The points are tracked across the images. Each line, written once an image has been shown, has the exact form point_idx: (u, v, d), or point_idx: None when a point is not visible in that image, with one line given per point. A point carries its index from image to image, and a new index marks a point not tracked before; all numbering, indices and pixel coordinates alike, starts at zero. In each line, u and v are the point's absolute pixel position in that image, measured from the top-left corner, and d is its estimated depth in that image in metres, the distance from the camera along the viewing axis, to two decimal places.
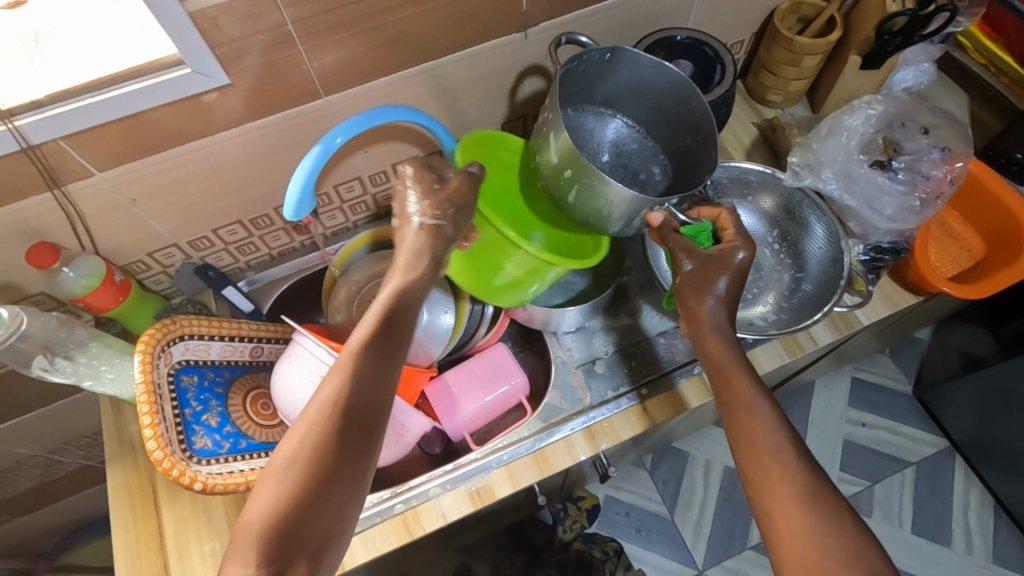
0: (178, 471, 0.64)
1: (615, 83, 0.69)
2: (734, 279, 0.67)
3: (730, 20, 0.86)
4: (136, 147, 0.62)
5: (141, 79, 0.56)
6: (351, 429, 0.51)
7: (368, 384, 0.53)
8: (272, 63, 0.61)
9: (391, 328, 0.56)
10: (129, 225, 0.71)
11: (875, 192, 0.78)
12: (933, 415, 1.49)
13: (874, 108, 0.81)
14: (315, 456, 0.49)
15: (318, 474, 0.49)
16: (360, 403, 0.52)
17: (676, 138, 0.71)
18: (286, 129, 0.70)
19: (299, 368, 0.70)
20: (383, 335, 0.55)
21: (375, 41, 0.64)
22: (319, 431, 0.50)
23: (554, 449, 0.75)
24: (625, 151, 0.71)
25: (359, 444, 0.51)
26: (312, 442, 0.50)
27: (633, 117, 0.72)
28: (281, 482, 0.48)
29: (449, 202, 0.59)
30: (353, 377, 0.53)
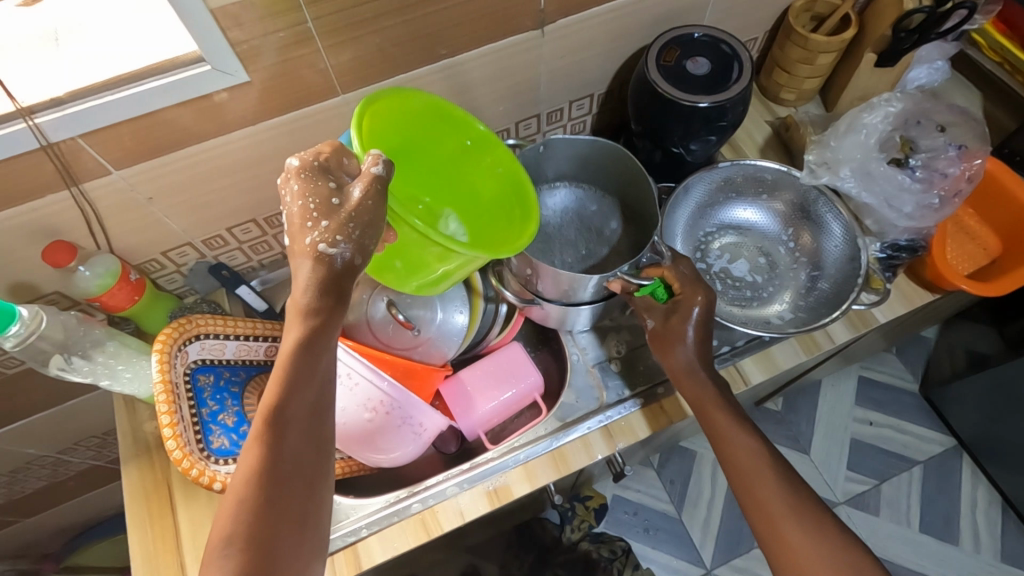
0: (197, 470, 0.63)
1: (553, 164, 0.81)
2: (700, 326, 0.68)
3: (744, 18, 0.86)
4: (154, 145, 0.62)
5: (161, 76, 0.56)
6: (289, 479, 0.48)
7: (296, 435, 0.49)
8: (291, 61, 0.61)
9: (312, 363, 0.50)
10: (145, 224, 0.71)
11: (893, 189, 0.78)
12: (940, 414, 1.49)
13: (893, 106, 0.81)
14: (259, 517, 0.46)
15: (267, 535, 0.46)
16: (295, 450, 0.49)
17: (625, 193, 0.81)
18: (303, 127, 0.69)
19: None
20: (303, 371, 0.49)
21: (394, 39, 0.64)
22: (251, 504, 0.46)
23: (570, 448, 0.74)
24: (585, 214, 0.83)
25: (299, 492, 0.49)
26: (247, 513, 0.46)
27: (581, 183, 0.84)
28: (226, 558, 0.44)
29: (354, 212, 0.50)
30: (274, 433, 0.48)
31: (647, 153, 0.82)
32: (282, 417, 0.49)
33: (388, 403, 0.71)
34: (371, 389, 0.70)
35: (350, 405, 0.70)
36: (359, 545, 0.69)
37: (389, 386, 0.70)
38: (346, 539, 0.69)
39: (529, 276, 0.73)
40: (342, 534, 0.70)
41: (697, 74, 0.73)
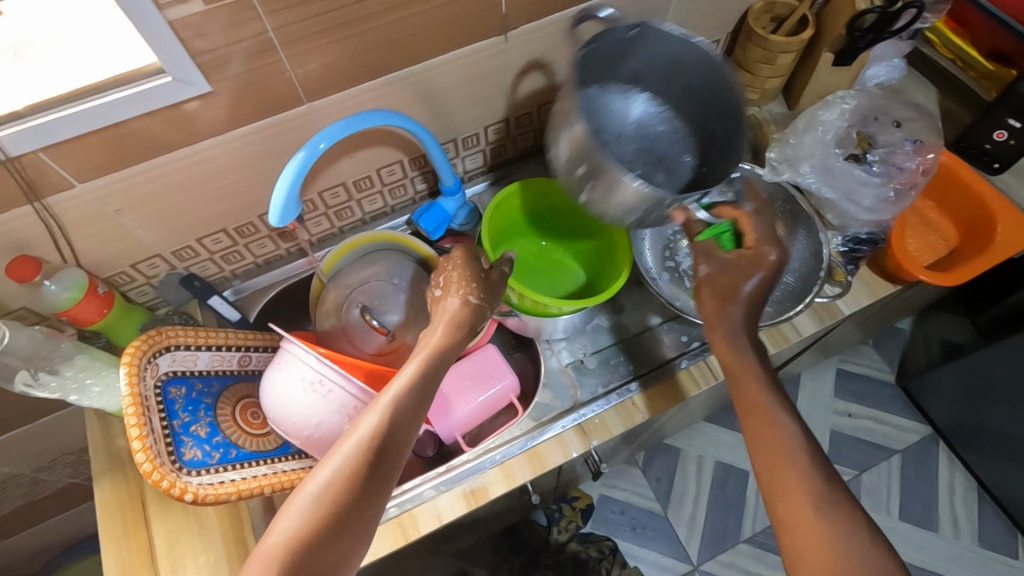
0: (168, 482, 0.62)
1: (639, 60, 0.70)
2: (760, 285, 0.67)
3: (706, 20, 0.88)
4: (119, 157, 0.62)
5: (122, 88, 0.56)
6: (380, 471, 0.55)
7: (399, 433, 0.57)
8: (256, 70, 0.61)
9: (428, 378, 0.60)
10: (114, 236, 0.70)
11: (853, 184, 0.79)
12: (917, 403, 1.52)
13: (848, 103, 0.83)
14: (346, 490, 0.53)
15: (343, 508, 0.52)
16: (393, 441, 0.56)
17: (704, 123, 0.73)
18: (270, 137, 0.70)
19: (287, 375, 0.70)
20: (421, 380, 0.60)
21: (358, 47, 0.65)
22: (346, 476, 0.53)
23: (547, 447, 0.75)
24: (651, 133, 0.76)
25: (379, 485, 0.55)
26: (337, 484, 0.53)
27: (663, 96, 0.75)
28: (308, 510, 0.51)
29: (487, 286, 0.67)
30: (382, 427, 0.56)
31: None
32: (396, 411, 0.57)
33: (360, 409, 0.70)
34: (344, 396, 0.69)
35: (325, 412, 0.69)
36: None
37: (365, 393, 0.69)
38: None
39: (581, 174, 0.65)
40: None
41: None
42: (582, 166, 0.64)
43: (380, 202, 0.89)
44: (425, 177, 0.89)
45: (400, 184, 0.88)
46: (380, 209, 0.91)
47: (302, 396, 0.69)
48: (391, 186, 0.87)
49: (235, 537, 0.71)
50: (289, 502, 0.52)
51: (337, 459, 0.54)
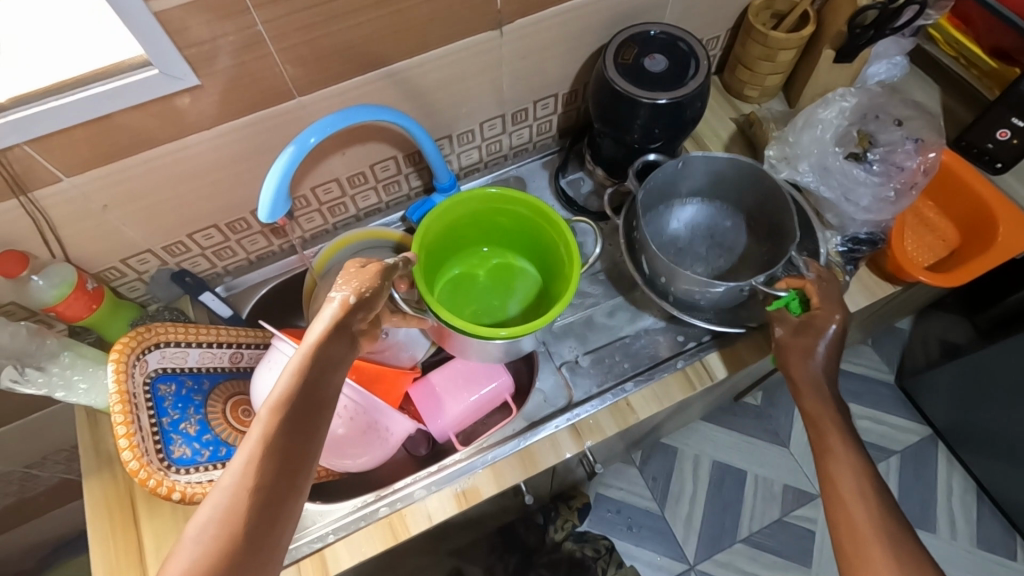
0: (154, 481, 0.62)
1: (690, 179, 0.82)
2: (835, 342, 0.68)
3: (705, 16, 0.87)
4: (105, 151, 0.61)
5: (108, 81, 0.55)
6: (277, 489, 0.48)
7: (289, 446, 0.49)
8: (244, 64, 0.60)
9: (318, 379, 0.54)
10: (102, 231, 0.70)
11: (851, 183, 0.79)
12: (915, 403, 1.51)
13: (848, 101, 0.83)
14: (235, 519, 0.45)
15: (236, 539, 0.45)
16: (285, 453, 0.49)
17: (758, 211, 0.82)
18: (260, 131, 0.68)
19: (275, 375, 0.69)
20: (311, 384, 0.53)
21: (348, 42, 0.63)
22: (233, 504, 0.45)
23: (539, 448, 0.74)
24: (719, 230, 0.84)
25: (274, 513, 0.47)
26: (222, 519, 0.45)
27: (714, 200, 0.84)
28: (192, 552, 0.43)
29: (377, 279, 0.60)
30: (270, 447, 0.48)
31: (612, 151, 0.83)
32: (280, 424, 0.50)
33: (353, 409, 0.70)
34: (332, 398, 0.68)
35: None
36: (326, 550, 0.69)
37: (356, 392, 0.69)
38: (314, 545, 0.69)
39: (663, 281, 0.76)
40: (309, 540, 0.69)
41: (655, 72, 0.74)
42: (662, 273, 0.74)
43: (374, 199, 0.88)
44: (419, 174, 0.88)
45: (393, 181, 0.87)
46: (373, 205, 0.89)
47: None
48: (385, 183, 0.86)
49: None
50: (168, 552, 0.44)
51: (221, 492, 0.46)
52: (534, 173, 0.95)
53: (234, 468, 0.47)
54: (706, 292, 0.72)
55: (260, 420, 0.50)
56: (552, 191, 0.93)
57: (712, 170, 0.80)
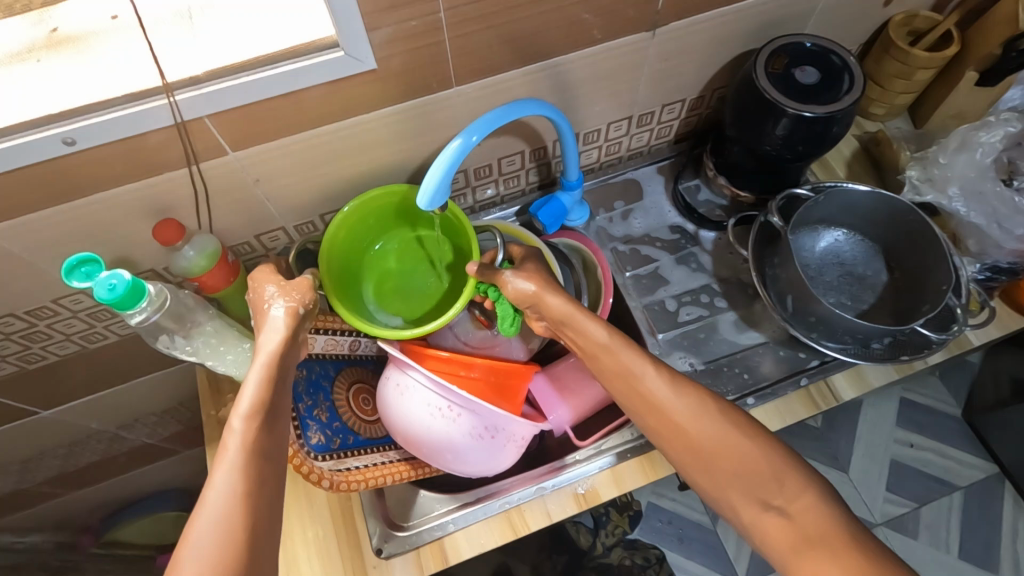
0: (306, 467, 0.61)
1: (832, 209, 0.81)
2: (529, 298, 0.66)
3: (842, 29, 0.85)
4: (270, 129, 0.62)
5: (295, 60, 0.56)
6: (268, 485, 0.47)
7: (272, 453, 0.49)
8: (418, 50, 0.61)
9: (281, 387, 0.53)
10: (248, 206, 0.71)
11: (1006, 209, 0.75)
12: (984, 441, 1.47)
13: (1013, 125, 0.79)
14: (241, 519, 0.44)
15: (249, 538, 0.44)
16: (273, 455, 0.49)
17: (897, 245, 0.80)
18: (411, 119, 0.69)
19: (413, 394, 0.67)
20: (277, 392, 0.52)
21: (514, 35, 0.63)
22: (236, 507, 0.44)
23: (661, 454, 0.73)
24: (846, 259, 0.82)
25: (277, 510, 0.47)
26: (231, 523, 0.44)
27: (854, 230, 0.82)
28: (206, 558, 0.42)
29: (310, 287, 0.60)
30: (260, 451, 0.48)
31: (740, 160, 0.82)
32: (256, 430, 0.49)
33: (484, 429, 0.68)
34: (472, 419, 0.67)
35: (457, 436, 0.67)
36: (445, 539, 0.69)
37: (491, 411, 0.67)
38: (433, 533, 0.69)
39: (810, 321, 0.74)
40: (429, 528, 0.70)
41: (806, 84, 0.72)
42: (790, 301, 0.75)
43: (492, 192, 0.88)
44: (539, 170, 0.88)
45: (514, 176, 0.87)
46: (489, 199, 0.89)
47: (430, 421, 0.67)
48: (506, 177, 0.86)
49: (344, 516, 0.71)
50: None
51: (213, 502, 0.44)
52: (648, 178, 0.94)
53: (222, 475, 0.45)
54: (849, 323, 0.70)
55: (237, 431, 0.48)
56: (668, 196, 0.92)
57: (847, 202, 0.79)
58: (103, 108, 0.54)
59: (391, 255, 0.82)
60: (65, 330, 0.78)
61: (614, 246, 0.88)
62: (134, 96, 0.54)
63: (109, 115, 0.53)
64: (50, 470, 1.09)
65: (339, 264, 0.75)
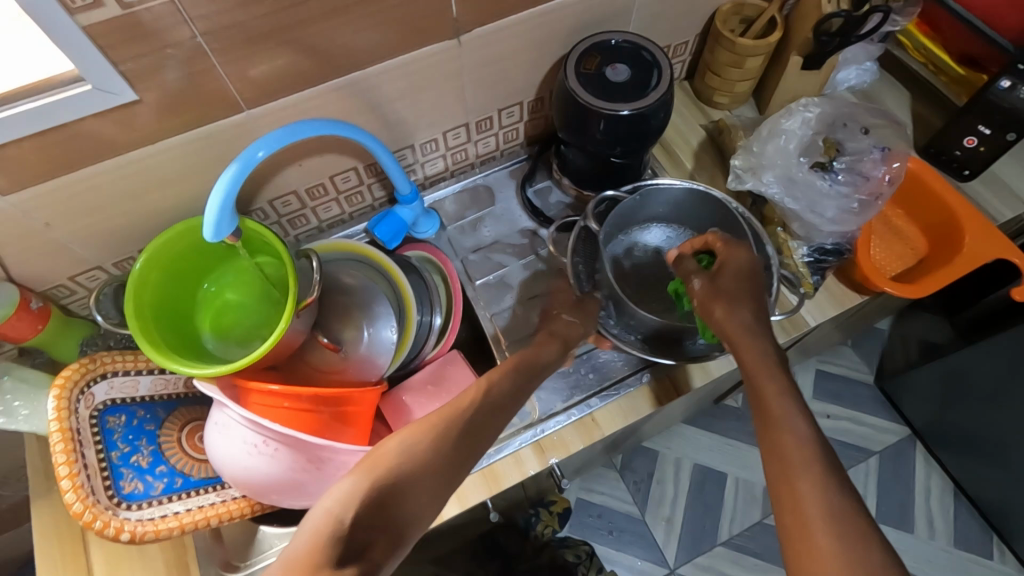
0: (101, 522, 0.58)
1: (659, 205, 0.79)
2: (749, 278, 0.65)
3: (671, 23, 0.85)
4: (38, 170, 0.59)
5: (37, 97, 0.53)
6: (463, 437, 0.55)
7: (478, 414, 0.58)
8: (186, 78, 0.58)
9: (528, 379, 0.65)
10: (47, 249, 0.67)
11: (817, 195, 0.76)
12: (894, 405, 1.51)
13: (812, 111, 0.81)
14: (441, 445, 0.53)
15: (424, 462, 0.52)
16: (460, 420, 0.56)
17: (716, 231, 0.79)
18: (209, 146, 0.66)
19: (227, 430, 0.66)
20: (518, 383, 0.64)
21: (296, 54, 0.61)
22: (436, 432, 0.54)
23: (503, 465, 0.73)
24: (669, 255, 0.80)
25: (448, 457, 0.53)
26: (418, 445, 0.53)
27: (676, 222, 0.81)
28: (408, 459, 0.51)
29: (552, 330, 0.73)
30: (458, 410, 0.57)
31: (579, 160, 0.81)
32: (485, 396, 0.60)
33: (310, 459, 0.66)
34: (290, 452, 0.65)
35: (276, 470, 0.65)
36: None
37: (311, 442, 0.65)
38: None
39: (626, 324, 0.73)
40: None
41: (617, 81, 0.72)
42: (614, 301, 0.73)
43: (336, 210, 0.86)
44: (383, 184, 0.86)
45: (356, 192, 0.85)
46: (336, 217, 0.87)
47: (247, 459, 0.65)
48: (347, 194, 0.84)
49: (178, 565, 0.68)
50: (354, 471, 0.51)
51: (406, 431, 0.54)
52: (502, 183, 0.93)
53: (414, 424, 0.55)
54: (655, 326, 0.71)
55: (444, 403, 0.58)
56: (519, 201, 0.91)
57: (660, 194, 0.77)
58: None
59: (228, 290, 0.80)
60: None
61: (464, 255, 0.88)
62: None
63: None
64: None
65: (157, 307, 0.72)
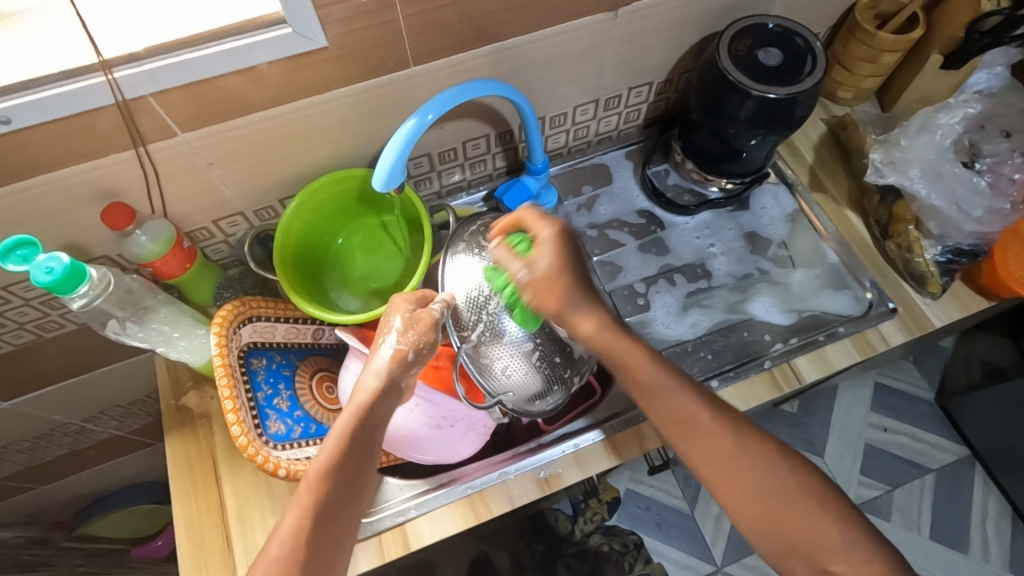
0: (261, 456, 0.61)
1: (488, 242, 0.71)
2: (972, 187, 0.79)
3: (808, 12, 0.84)
4: (215, 111, 0.60)
5: (240, 37, 0.55)
6: (328, 525, 0.53)
7: (340, 493, 0.54)
8: (369, 28, 0.59)
9: (383, 419, 0.58)
10: (203, 190, 0.69)
11: (964, 192, 0.76)
12: (954, 423, 1.48)
13: (972, 107, 0.82)
14: (302, 548, 0.51)
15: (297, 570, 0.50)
16: (336, 501, 0.53)
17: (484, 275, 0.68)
18: (369, 99, 0.67)
19: None
20: (373, 426, 0.57)
21: (467, 13, 0.62)
22: (298, 535, 0.51)
23: (621, 438, 0.73)
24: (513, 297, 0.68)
25: (329, 544, 0.52)
26: (286, 554, 0.51)
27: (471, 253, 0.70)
28: None
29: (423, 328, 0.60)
30: (316, 499, 0.53)
31: (707, 143, 0.81)
32: (334, 467, 0.54)
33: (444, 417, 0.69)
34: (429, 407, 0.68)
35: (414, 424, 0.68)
36: (407, 525, 0.69)
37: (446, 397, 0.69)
38: (396, 519, 0.69)
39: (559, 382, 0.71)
40: (391, 513, 0.69)
41: (768, 65, 0.72)
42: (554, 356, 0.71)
43: (458, 177, 0.87)
44: (506, 155, 0.87)
45: (480, 161, 0.86)
46: (456, 184, 0.88)
47: None
48: (471, 161, 0.85)
49: None
50: None
51: (271, 543, 0.52)
52: (616, 162, 0.93)
53: (279, 532, 0.52)
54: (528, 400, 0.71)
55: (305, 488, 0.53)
56: (636, 180, 0.92)
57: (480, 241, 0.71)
58: (37, 85, 0.52)
59: (355, 246, 0.81)
60: (19, 319, 0.76)
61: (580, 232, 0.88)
62: (69, 74, 0.52)
63: (44, 93, 0.52)
64: (15, 464, 1.05)
65: (292, 256, 0.74)
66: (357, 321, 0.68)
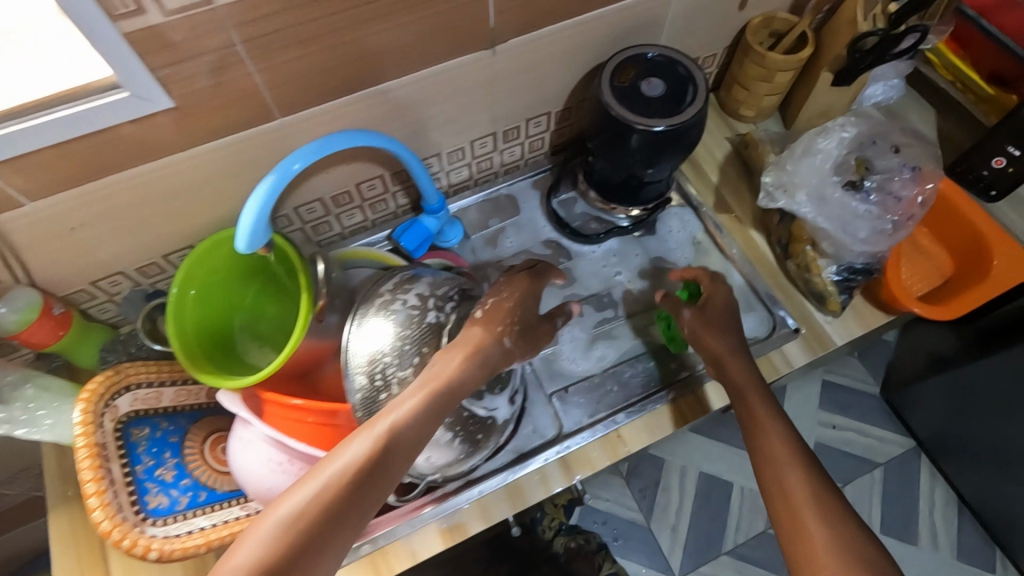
0: (128, 541, 0.57)
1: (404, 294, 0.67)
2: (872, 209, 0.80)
3: (702, 33, 0.84)
4: (65, 177, 0.57)
5: (74, 103, 0.52)
6: (344, 511, 0.51)
7: (366, 481, 0.52)
8: (224, 84, 0.57)
9: (432, 424, 0.57)
10: (73, 254, 0.66)
11: (849, 216, 0.77)
12: (899, 415, 1.48)
13: (848, 131, 0.81)
14: (315, 518, 0.50)
15: (298, 542, 0.48)
16: (359, 486, 0.52)
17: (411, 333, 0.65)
18: (239, 153, 0.65)
19: (250, 447, 0.65)
20: (421, 428, 0.56)
21: (329, 61, 0.60)
22: (316, 503, 0.50)
23: (527, 481, 0.72)
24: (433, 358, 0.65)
25: (337, 528, 0.50)
26: (301, 518, 0.49)
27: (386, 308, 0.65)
28: (267, 541, 0.48)
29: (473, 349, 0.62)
30: (342, 474, 0.52)
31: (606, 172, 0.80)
32: (371, 453, 0.53)
33: None
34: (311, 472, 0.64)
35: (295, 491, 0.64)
36: None
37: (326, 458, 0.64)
38: None
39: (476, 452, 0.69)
40: None
41: (652, 96, 0.71)
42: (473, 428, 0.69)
43: (359, 218, 0.85)
44: (407, 192, 0.85)
45: (380, 200, 0.84)
46: (358, 224, 0.86)
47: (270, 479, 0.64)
48: (371, 201, 0.83)
49: None
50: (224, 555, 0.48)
51: (287, 504, 0.50)
52: (525, 192, 0.92)
53: (296, 498, 0.51)
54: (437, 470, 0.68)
55: (340, 460, 0.53)
56: (544, 211, 0.91)
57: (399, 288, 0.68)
58: None
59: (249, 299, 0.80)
60: None
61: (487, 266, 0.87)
62: None
63: None
64: None
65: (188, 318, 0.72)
66: (242, 384, 0.65)
